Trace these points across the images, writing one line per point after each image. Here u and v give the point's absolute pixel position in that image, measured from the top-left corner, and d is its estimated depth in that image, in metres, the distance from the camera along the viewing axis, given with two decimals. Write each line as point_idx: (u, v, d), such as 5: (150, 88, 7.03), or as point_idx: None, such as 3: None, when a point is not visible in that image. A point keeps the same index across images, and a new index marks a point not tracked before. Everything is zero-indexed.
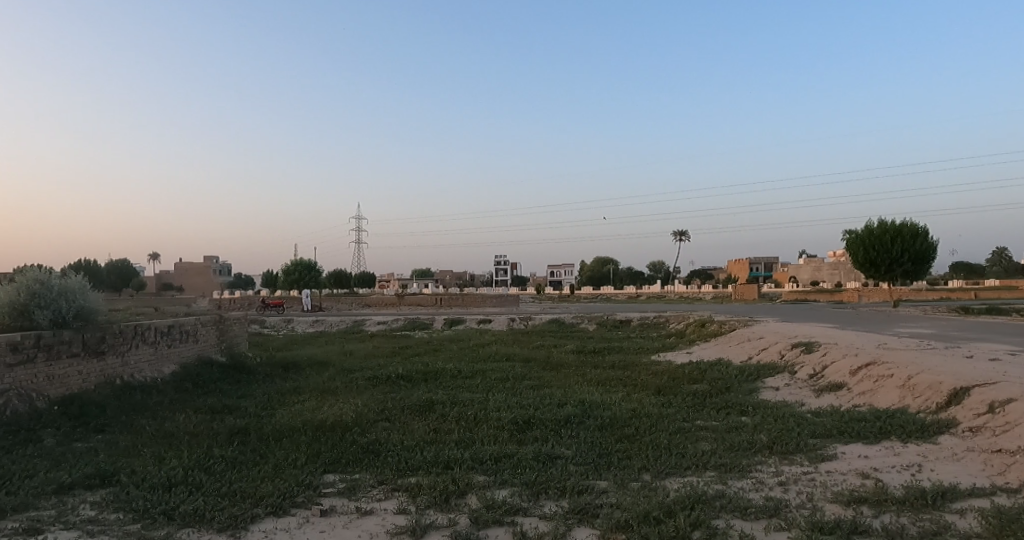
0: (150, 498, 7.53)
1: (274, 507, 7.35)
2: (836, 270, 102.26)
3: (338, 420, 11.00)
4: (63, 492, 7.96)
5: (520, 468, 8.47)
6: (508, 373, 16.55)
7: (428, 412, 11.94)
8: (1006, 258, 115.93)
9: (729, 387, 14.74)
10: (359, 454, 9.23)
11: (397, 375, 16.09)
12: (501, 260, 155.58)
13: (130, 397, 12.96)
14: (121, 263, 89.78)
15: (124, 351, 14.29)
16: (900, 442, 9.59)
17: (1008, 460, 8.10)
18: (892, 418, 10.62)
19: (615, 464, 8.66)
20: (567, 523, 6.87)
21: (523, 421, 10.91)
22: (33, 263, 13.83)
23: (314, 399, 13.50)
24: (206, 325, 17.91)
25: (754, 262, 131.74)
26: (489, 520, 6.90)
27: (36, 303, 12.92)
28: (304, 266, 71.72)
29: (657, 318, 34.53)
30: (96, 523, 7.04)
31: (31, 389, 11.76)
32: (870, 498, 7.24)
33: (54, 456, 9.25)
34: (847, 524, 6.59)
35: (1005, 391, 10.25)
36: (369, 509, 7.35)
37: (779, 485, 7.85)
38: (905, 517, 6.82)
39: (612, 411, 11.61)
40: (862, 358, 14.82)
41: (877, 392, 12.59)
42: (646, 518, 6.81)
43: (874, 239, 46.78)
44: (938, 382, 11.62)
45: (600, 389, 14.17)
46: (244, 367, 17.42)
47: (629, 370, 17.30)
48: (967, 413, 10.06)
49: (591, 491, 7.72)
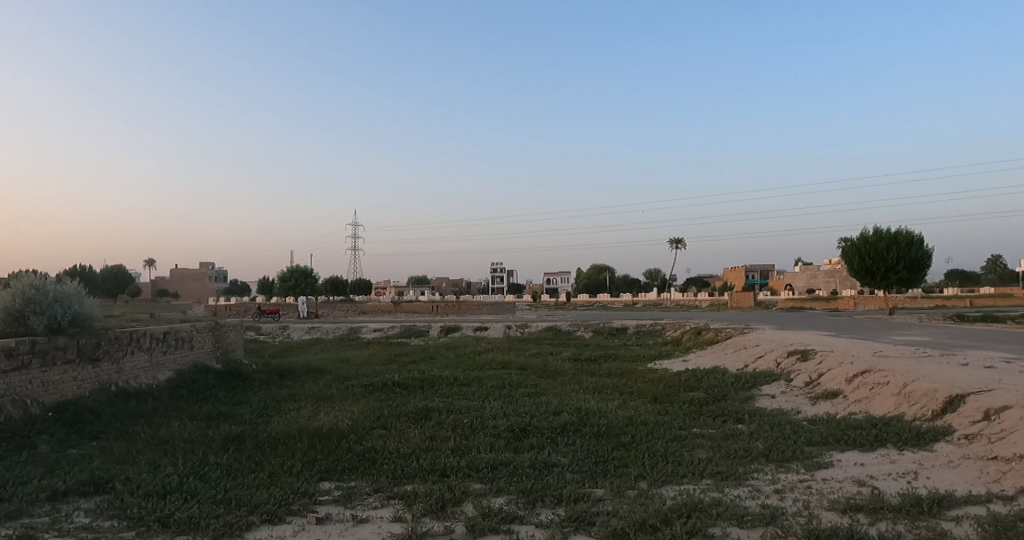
0: (145, 506, 7.48)
1: (269, 514, 7.32)
2: (832, 278, 102.48)
3: (334, 428, 10.97)
4: (57, 499, 7.91)
5: (517, 476, 8.45)
6: (504, 381, 16.55)
7: (424, 419, 11.92)
8: (1001, 267, 116.39)
9: (725, 395, 14.75)
10: (355, 461, 9.20)
11: (393, 382, 16.08)
12: (497, 267, 155.68)
13: (124, 404, 12.90)
14: (117, 269, 89.43)
15: (119, 357, 14.24)
16: (896, 450, 9.60)
17: (1003, 468, 8.12)
18: (888, 426, 10.65)
19: (611, 472, 8.65)
20: (563, 531, 6.86)
21: (519, 429, 10.90)
22: (29, 269, 13.81)
23: (310, 406, 13.47)
24: (202, 331, 17.86)
25: (750, 270, 132.01)
26: (486, 528, 6.88)
27: (31, 309, 12.90)
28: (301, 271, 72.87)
29: (654, 326, 34.56)
30: (90, 531, 7.00)
31: (26, 395, 11.70)
32: (866, 505, 7.24)
33: (48, 463, 9.20)
34: (844, 532, 6.58)
35: (1001, 399, 10.28)
36: (365, 517, 7.33)
37: (775, 493, 7.85)
38: (901, 524, 6.83)
39: (608, 419, 11.60)
40: (857, 365, 14.84)
41: (873, 400, 12.60)
42: (643, 526, 6.80)
43: (868, 247, 47.08)
44: (933, 389, 11.65)
45: (597, 397, 14.16)
46: (240, 373, 17.36)
47: (626, 377, 17.31)
48: (962, 421, 10.08)
49: (588, 498, 7.71)
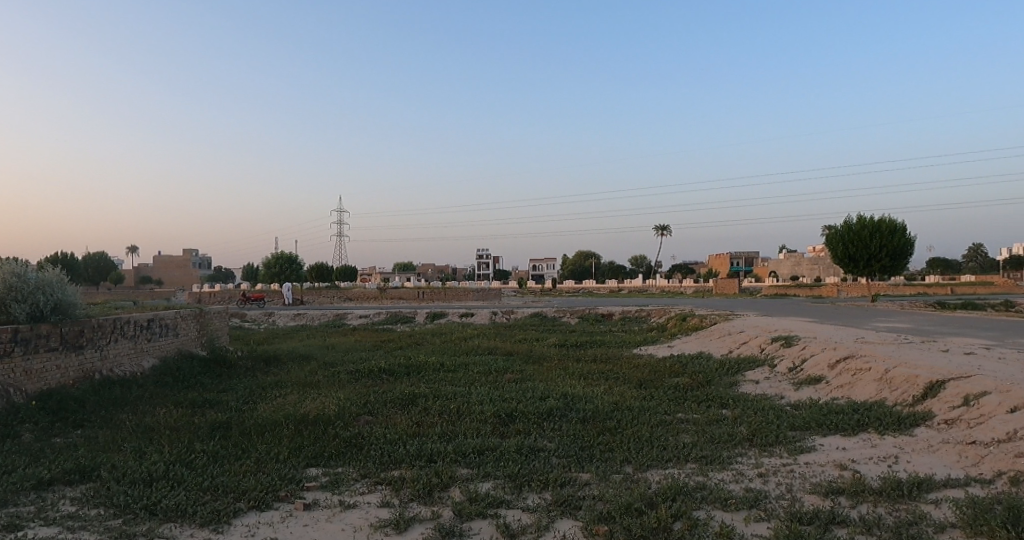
0: (131, 494, 7.45)
1: (256, 501, 7.33)
2: (815, 266, 103.86)
3: (321, 414, 10.95)
4: (42, 489, 7.87)
5: (504, 461, 8.50)
6: (491, 367, 16.54)
7: (411, 405, 11.93)
8: (982, 256, 117.86)
9: (709, 380, 14.87)
10: (342, 447, 9.22)
11: (380, 369, 16.01)
12: (484, 253, 155.68)
13: (109, 392, 12.81)
14: (99, 257, 88.91)
15: (103, 345, 14.15)
16: (877, 434, 9.76)
17: (982, 452, 8.26)
18: (869, 411, 10.79)
19: (597, 456, 8.71)
20: (550, 515, 6.92)
21: (505, 415, 10.94)
22: (10, 256, 13.62)
23: (296, 393, 13.41)
24: (186, 318, 17.75)
25: (736, 258, 132.76)
26: (472, 513, 6.93)
27: (12, 297, 12.67)
28: (286, 258, 72.19)
29: (639, 312, 34.76)
30: (77, 519, 6.99)
31: (10, 384, 11.58)
32: (847, 489, 7.36)
33: (32, 452, 9.13)
34: (825, 515, 6.71)
35: (980, 384, 10.46)
36: (352, 503, 7.35)
37: (759, 477, 7.96)
38: (881, 507, 6.96)
39: (594, 404, 11.67)
40: (840, 351, 15.02)
41: (855, 385, 12.75)
42: (628, 510, 6.88)
43: (853, 237, 47.47)
44: (915, 375, 11.81)
45: (582, 383, 14.21)
46: (225, 360, 17.26)
47: (610, 363, 17.41)
48: (942, 406, 10.25)
49: (574, 483, 7.78)
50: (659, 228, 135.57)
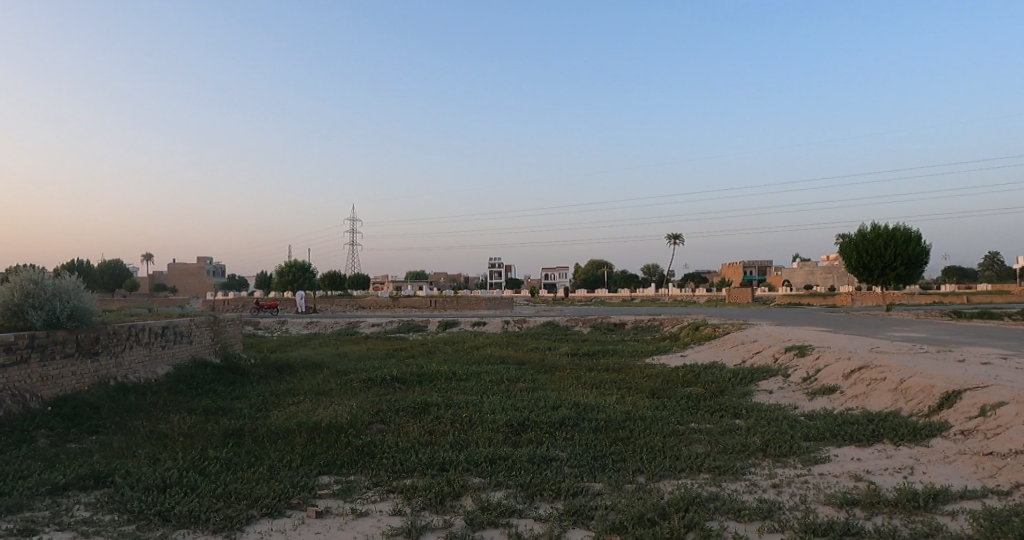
0: (145, 499, 7.51)
1: (269, 508, 7.35)
2: (829, 275, 103.19)
3: (333, 422, 10.99)
4: (57, 493, 7.94)
5: (516, 470, 8.48)
6: (502, 376, 16.49)
7: (423, 414, 11.94)
8: (999, 265, 116.91)
9: (722, 390, 14.76)
10: (354, 455, 9.24)
11: (392, 377, 16.03)
12: (496, 262, 156.05)
13: (124, 398, 12.91)
14: (115, 264, 89.82)
15: (118, 352, 14.28)
16: (892, 445, 9.67)
17: (999, 463, 8.15)
18: (884, 421, 10.68)
19: (609, 467, 8.67)
20: (562, 525, 6.90)
21: (517, 424, 10.92)
22: (29, 264, 13.84)
23: (309, 401, 13.44)
24: (200, 326, 17.87)
25: (749, 266, 132.02)
26: (484, 521, 6.93)
27: (29, 303, 12.93)
28: (299, 266, 72.73)
29: (652, 321, 34.64)
30: (91, 524, 7.03)
31: (26, 390, 11.71)
32: (862, 500, 7.28)
33: (48, 457, 9.22)
34: (840, 526, 6.63)
35: (997, 394, 10.34)
36: (364, 511, 7.36)
37: (772, 487, 7.90)
38: (897, 519, 6.89)
39: (606, 413, 11.64)
40: (854, 361, 14.88)
41: (871, 396, 12.62)
42: (641, 520, 6.84)
43: (868, 245, 47.09)
44: (930, 385, 11.70)
45: (595, 392, 14.15)
46: (238, 368, 17.34)
47: (623, 372, 17.34)
48: (959, 417, 10.13)
49: (586, 492, 7.76)
50: (672, 237, 135.30)
